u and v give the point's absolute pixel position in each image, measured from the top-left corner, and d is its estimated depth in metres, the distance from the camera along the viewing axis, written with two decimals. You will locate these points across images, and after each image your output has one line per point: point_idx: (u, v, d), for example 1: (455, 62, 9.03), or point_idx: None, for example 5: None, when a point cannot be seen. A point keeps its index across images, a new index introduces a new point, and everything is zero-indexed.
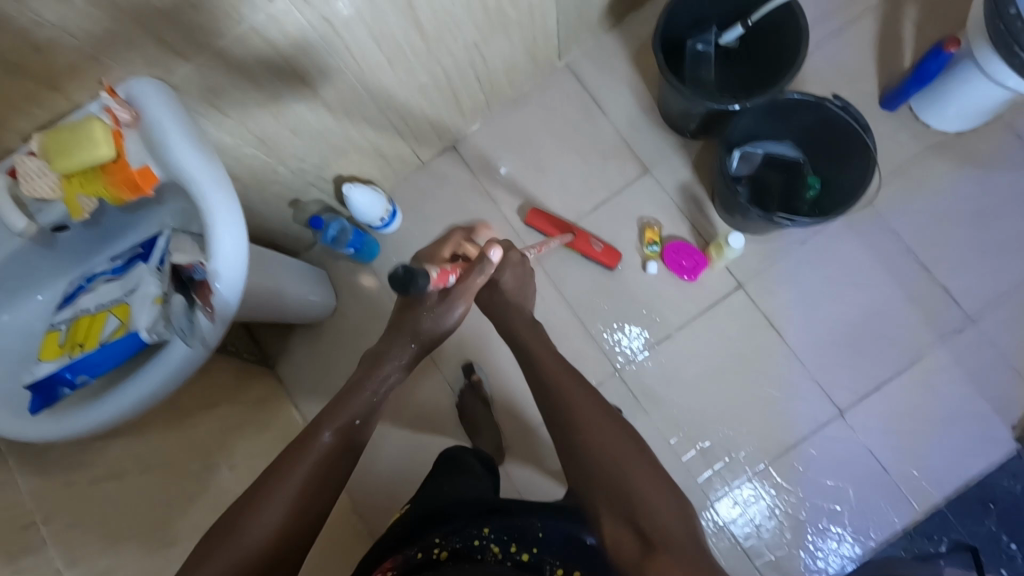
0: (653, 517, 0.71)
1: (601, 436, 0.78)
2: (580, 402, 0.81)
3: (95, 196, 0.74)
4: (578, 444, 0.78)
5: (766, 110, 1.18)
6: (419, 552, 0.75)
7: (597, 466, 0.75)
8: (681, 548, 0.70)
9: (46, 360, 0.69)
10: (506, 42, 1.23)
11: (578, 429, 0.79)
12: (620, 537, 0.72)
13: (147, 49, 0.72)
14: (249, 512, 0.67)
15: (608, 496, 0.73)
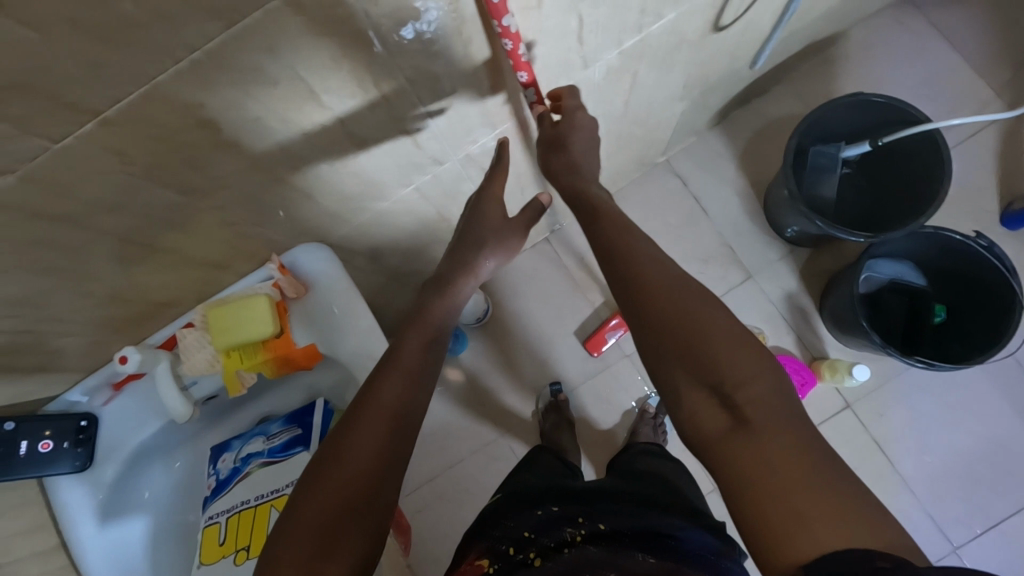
0: (746, 382, 0.48)
1: (668, 284, 0.54)
2: (643, 251, 0.57)
3: (252, 371, 0.69)
4: (633, 297, 0.54)
5: (902, 237, 1.13)
6: (510, 547, 0.59)
7: (662, 322, 0.52)
8: (793, 424, 0.47)
9: (207, 563, 0.64)
10: (624, 151, 1.20)
11: (638, 273, 0.55)
12: (705, 412, 0.50)
13: (319, 220, 0.69)
14: (370, 385, 0.56)
15: (685, 368, 0.51)
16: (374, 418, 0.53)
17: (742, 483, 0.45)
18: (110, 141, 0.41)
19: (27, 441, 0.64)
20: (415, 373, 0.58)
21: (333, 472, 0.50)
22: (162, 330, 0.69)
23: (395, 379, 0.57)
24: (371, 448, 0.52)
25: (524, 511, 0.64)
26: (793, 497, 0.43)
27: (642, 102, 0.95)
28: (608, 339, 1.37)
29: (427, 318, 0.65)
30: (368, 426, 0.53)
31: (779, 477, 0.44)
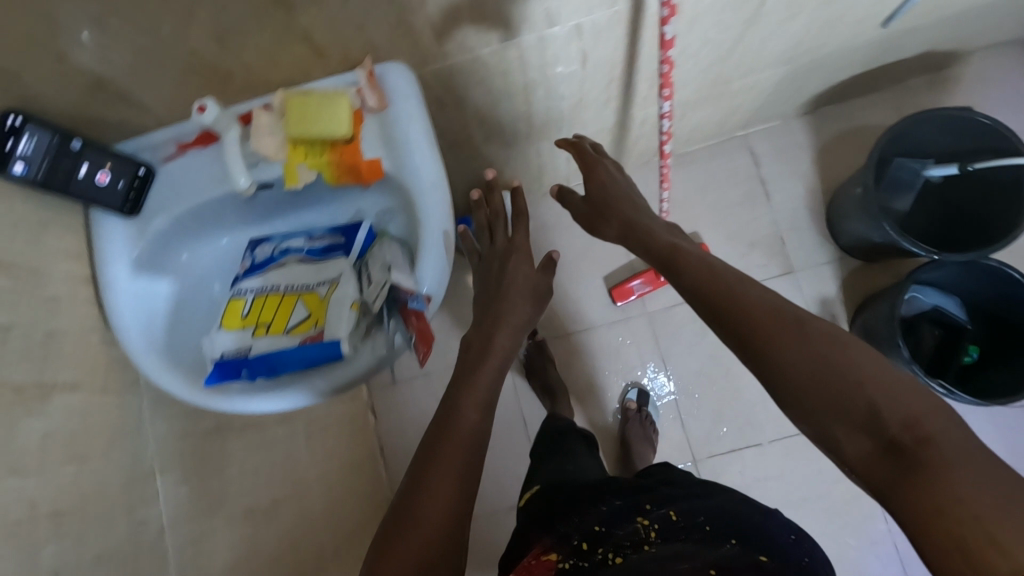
0: (907, 413, 0.45)
1: (789, 335, 0.53)
2: (756, 302, 0.56)
3: (315, 170, 0.70)
4: (762, 361, 0.53)
5: (961, 267, 1.11)
6: (582, 543, 0.61)
7: (797, 380, 0.51)
8: (971, 447, 0.43)
9: (226, 328, 0.66)
10: (710, 109, 1.18)
11: (756, 331, 0.55)
12: (865, 454, 0.47)
13: (420, 45, 0.69)
14: (446, 420, 0.62)
15: (832, 408, 0.49)
16: (459, 445, 0.59)
17: (928, 522, 0.41)
18: None
19: (87, 166, 0.66)
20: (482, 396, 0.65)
21: (422, 496, 0.56)
22: (239, 105, 0.69)
23: (471, 411, 0.63)
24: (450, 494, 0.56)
25: (586, 510, 0.67)
26: (989, 531, 0.38)
27: (754, 44, 0.92)
28: (635, 290, 1.35)
29: (495, 351, 0.71)
30: (443, 465, 0.58)
31: (967, 508, 0.40)
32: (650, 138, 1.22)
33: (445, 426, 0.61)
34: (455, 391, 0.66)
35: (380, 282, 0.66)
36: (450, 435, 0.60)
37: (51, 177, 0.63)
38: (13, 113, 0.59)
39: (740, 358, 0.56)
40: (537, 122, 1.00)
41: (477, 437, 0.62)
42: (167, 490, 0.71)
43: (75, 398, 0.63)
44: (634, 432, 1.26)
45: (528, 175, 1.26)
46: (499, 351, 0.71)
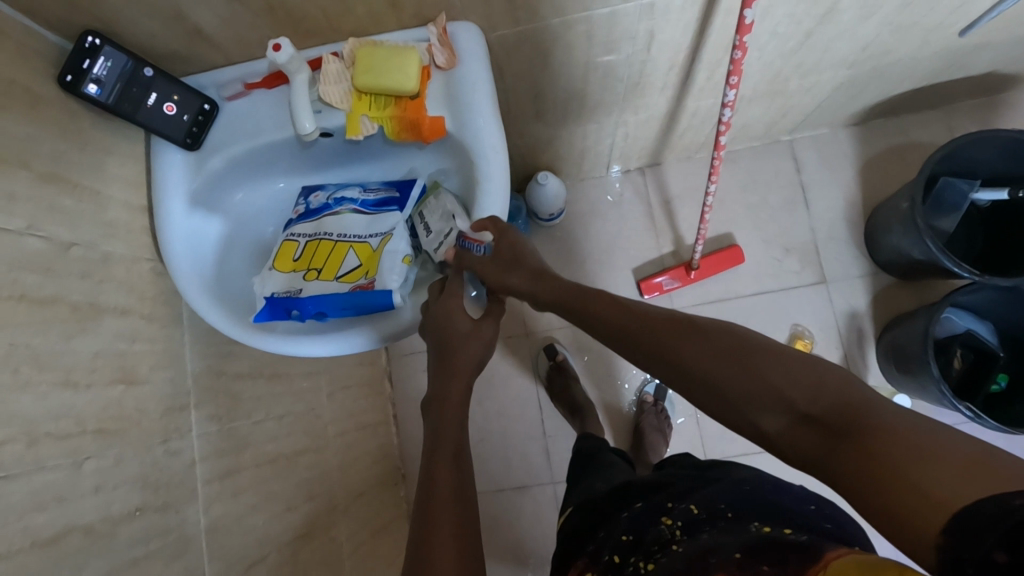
0: (813, 387, 0.45)
1: (692, 337, 0.54)
2: (653, 319, 0.58)
3: (377, 123, 0.70)
4: (673, 369, 0.54)
5: (1001, 292, 1.10)
6: (613, 556, 0.59)
7: (706, 376, 0.51)
8: (883, 405, 0.42)
9: (279, 269, 0.67)
10: (762, 108, 1.17)
11: (661, 339, 0.56)
12: (789, 431, 0.45)
13: (495, 8, 0.68)
14: (432, 467, 0.56)
15: (747, 396, 0.48)
16: (449, 476, 0.55)
17: (860, 482, 0.39)
18: None
19: (156, 95, 0.66)
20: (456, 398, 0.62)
21: (432, 534, 0.50)
22: (310, 51, 0.70)
23: (450, 450, 0.57)
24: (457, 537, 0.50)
25: (614, 521, 0.64)
26: (906, 474, 0.36)
27: (821, 42, 0.91)
28: (663, 285, 1.33)
29: (459, 367, 0.64)
30: (440, 500, 0.52)
31: (890, 458, 0.37)
32: (697, 132, 1.21)
33: (433, 462, 0.57)
34: (433, 434, 0.60)
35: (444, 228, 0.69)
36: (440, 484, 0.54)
37: (121, 101, 0.64)
38: (92, 33, 0.61)
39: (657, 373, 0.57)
40: (591, 102, 0.99)
41: (460, 472, 0.56)
42: (199, 425, 0.72)
43: (124, 323, 0.64)
44: (649, 422, 1.26)
45: (570, 158, 1.25)
46: (463, 367, 0.64)
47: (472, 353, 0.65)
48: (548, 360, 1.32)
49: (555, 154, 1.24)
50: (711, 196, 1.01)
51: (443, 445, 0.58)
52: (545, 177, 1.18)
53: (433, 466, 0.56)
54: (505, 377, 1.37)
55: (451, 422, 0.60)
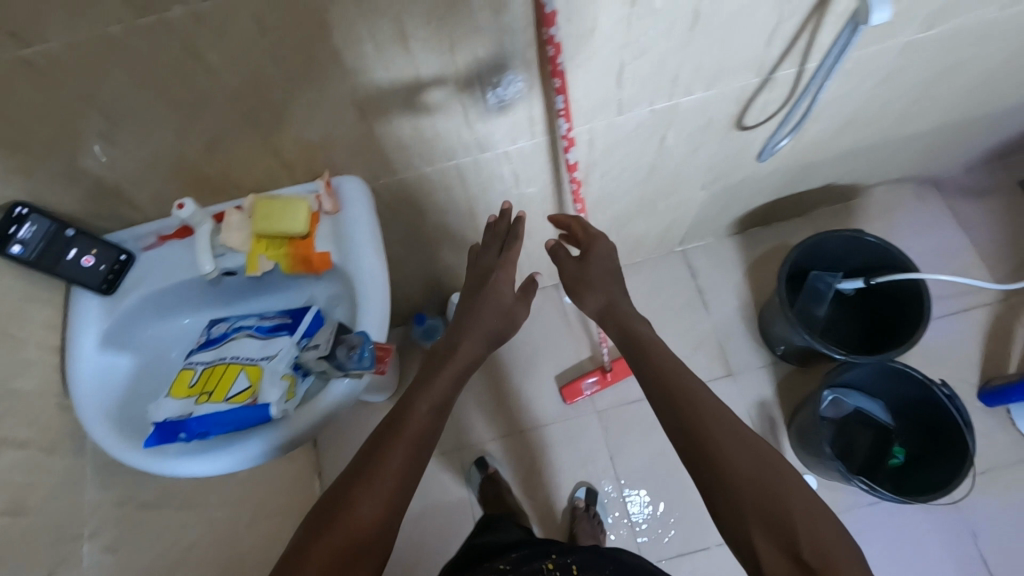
0: (815, 540, 0.57)
1: (742, 443, 0.63)
2: (710, 409, 0.66)
3: (273, 260, 0.81)
4: (706, 457, 0.62)
5: (874, 369, 1.19)
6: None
7: (741, 484, 0.60)
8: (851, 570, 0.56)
9: (174, 396, 0.73)
10: (644, 225, 1.34)
11: (712, 429, 0.64)
12: (774, 561, 0.57)
13: (372, 163, 0.84)
14: (373, 462, 0.64)
15: (760, 516, 0.58)
16: (400, 464, 0.64)
17: None
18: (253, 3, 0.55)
19: (75, 250, 0.75)
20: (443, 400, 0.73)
21: (342, 518, 0.59)
22: (215, 205, 0.83)
23: (396, 454, 0.65)
24: (362, 529, 0.59)
25: (498, 557, 0.73)
26: None
27: (666, 170, 1.09)
28: (584, 389, 1.41)
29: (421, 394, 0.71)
30: (370, 494, 0.61)
31: None
32: None
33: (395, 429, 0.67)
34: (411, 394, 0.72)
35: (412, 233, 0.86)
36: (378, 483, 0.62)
37: (40, 257, 0.72)
38: (20, 204, 0.70)
39: (682, 451, 0.65)
40: (485, 229, 1.14)
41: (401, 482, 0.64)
42: (92, 555, 0.73)
43: (21, 455, 0.68)
44: (581, 527, 1.26)
45: None
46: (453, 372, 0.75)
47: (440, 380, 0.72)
48: (479, 474, 1.34)
49: None
50: None
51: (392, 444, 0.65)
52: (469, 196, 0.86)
53: (376, 462, 0.63)
54: (437, 492, 1.37)
55: (415, 415, 0.69)
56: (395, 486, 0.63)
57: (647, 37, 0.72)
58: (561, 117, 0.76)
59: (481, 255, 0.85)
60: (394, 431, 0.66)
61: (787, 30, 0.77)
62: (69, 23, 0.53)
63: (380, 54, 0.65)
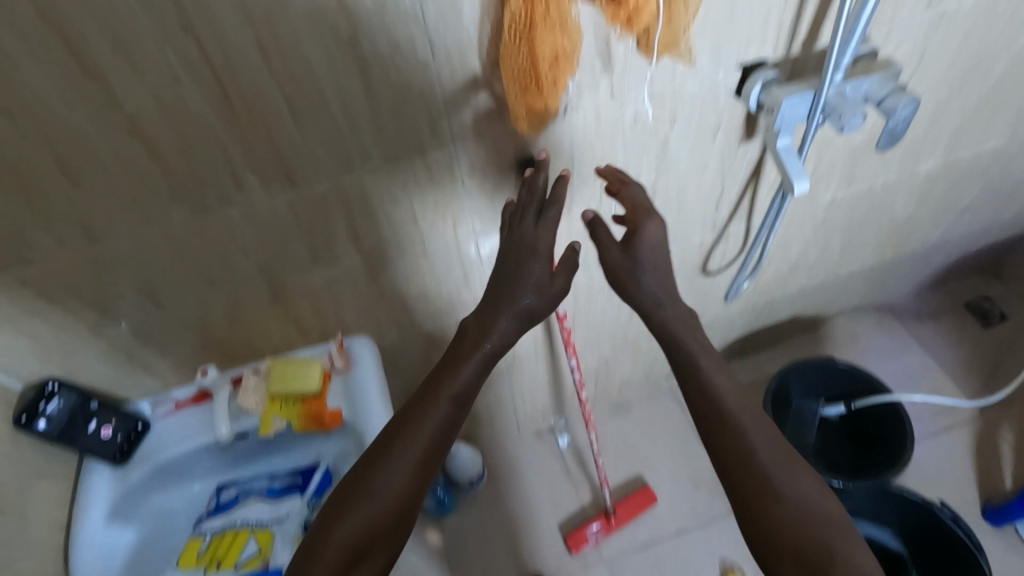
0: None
1: (800, 472, 0.59)
2: (771, 434, 0.60)
3: (286, 419, 0.83)
4: (758, 478, 0.57)
5: (872, 495, 1.21)
6: None
7: (789, 514, 0.56)
8: None
9: (181, 568, 0.73)
10: (630, 364, 1.41)
11: (769, 453, 0.59)
12: None
13: (380, 322, 0.92)
14: (365, 480, 0.57)
15: (790, 542, 0.54)
16: (392, 484, 0.57)
17: None
18: (294, 205, 0.66)
19: (96, 421, 0.79)
20: (452, 403, 0.61)
21: (340, 528, 0.56)
22: (232, 368, 0.88)
23: (408, 464, 0.58)
24: (361, 537, 0.56)
25: None
26: None
27: (645, 313, 1.19)
28: (590, 537, 1.36)
29: (439, 394, 0.60)
30: (373, 506, 0.56)
31: None
32: (586, 385, 1.43)
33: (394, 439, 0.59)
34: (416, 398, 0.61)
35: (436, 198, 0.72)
36: (383, 495, 0.56)
37: (62, 432, 0.75)
38: (52, 380, 0.76)
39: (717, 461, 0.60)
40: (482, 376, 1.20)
41: (410, 496, 0.58)
42: None
43: None
44: None
45: (481, 425, 1.41)
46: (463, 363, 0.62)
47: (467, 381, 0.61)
48: None
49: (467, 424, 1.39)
50: (593, 441, 1.24)
51: (405, 452, 0.58)
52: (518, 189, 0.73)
53: (387, 470, 0.57)
54: None
55: (416, 425, 0.59)
56: (405, 500, 0.57)
57: (616, 207, 0.86)
58: None
59: (517, 221, 0.67)
60: (408, 437, 0.59)
61: (729, 195, 0.93)
62: (140, 229, 0.63)
63: (395, 235, 0.76)
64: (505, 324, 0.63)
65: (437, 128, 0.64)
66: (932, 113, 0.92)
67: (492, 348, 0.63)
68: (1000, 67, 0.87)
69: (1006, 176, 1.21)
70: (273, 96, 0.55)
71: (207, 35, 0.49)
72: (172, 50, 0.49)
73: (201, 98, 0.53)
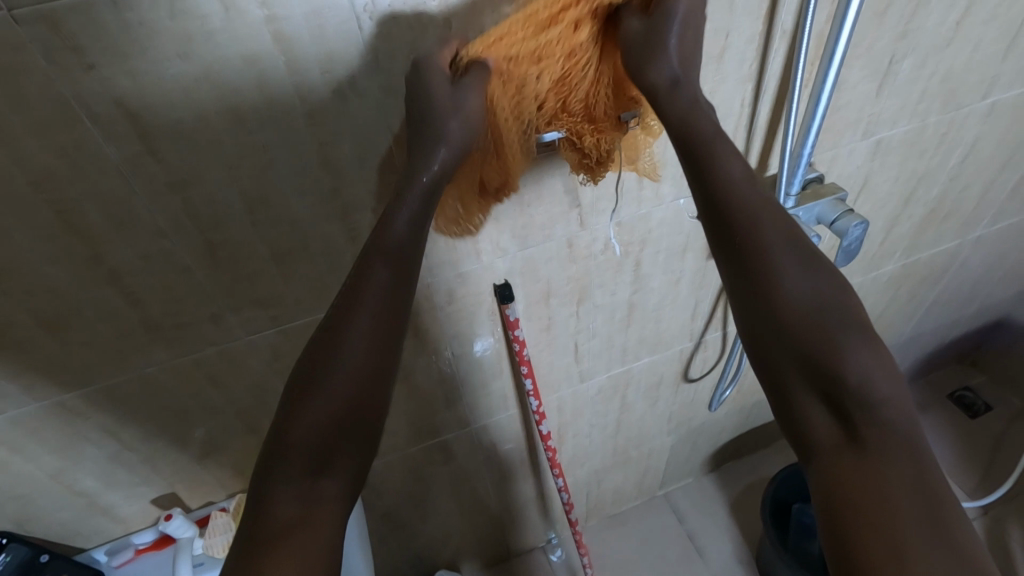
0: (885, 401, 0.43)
1: (799, 259, 0.46)
2: (778, 221, 0.47)
3: None
4: (752, 294, 0.46)
5: None
6: None
7: (790, 326, 0.45)
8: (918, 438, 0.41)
9: None
10: (622, 474, 1.36)
11: (774, 242, 0.46)
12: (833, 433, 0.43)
13: None
14: (313, 367, 0.46)
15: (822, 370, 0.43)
16: (330, 359, 0.46)
17: (861, 513, 0.39)
18: (274, 341, 0.66)
19: None
20: (396, 264, 0.48)
21: (295, 426, 0.45)
22: (198, 511, 0.82)
23: (355, 338, 0.46)
24: (324, 428, 0.45)
25: None
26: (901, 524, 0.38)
27: (633, 422, 1.17)
28: None
29: (376, 250, 0.48)
30: (327, 392, 0.45)
31: (896, 504, 0.39)
32: (577, 500, 1.36)
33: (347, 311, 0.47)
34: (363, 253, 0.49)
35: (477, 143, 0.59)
36: (333, 377, 0.45)
37: None
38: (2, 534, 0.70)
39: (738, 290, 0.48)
40: (468, 496, 1.14)
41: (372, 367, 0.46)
42: None
43: None
44: None
45: (469, 548, 1.32)
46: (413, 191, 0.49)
47: (409, 222, 0.48)
48: None
49: (454, 548, 1.31)
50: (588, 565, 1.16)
51: (351, 322, 0.46)
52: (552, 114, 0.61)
53: (332, 345, 0.46)
54: None
55: (362, 288, 0.47)
56: (353, 381, 0.46)
57: (594, 324, 0.87)
58: (530, 395, 0.86)
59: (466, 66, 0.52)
60: (346, 307, 0.47)
61: (703, 307, 0.96)
62: (114, 374, 0.62)
63: None
64: (444, 157, 0.50)
65: None
66: (883, 225, 0.98)
67: (441, 167, 0.50)
68: (938, 184, 0.95)
69: (966, 275, 1.27)
70: (257, 245, 0.56)
71: (195, 196, 0.51)
72: (157, 208, 0.50)
73: (186, 250, 0.54)
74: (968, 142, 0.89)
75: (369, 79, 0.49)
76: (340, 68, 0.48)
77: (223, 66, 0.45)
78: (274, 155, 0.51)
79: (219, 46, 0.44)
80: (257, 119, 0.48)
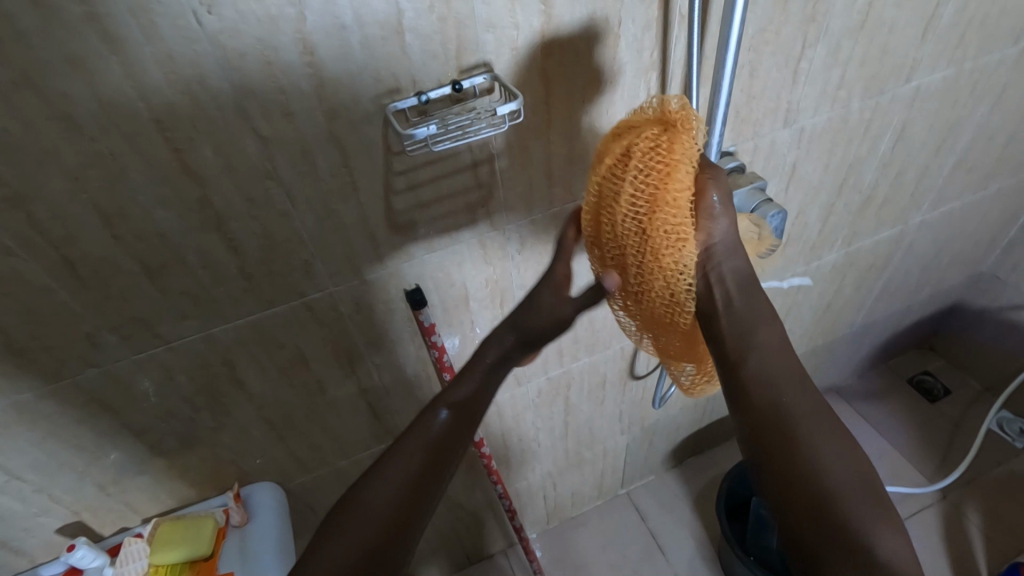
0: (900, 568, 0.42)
1: (825, 438, 0.48)
2: (792, 385, 0.51)
3: None
4: (761, 456, 0.49)
5: None
6: None
7: (799, 495, 0.46)
8: None
9: None
10: (579, 476, 1.34)
11: (787, 407, 0.50)
12: None
13: (284, 465, 0.84)
14: (360, 506, 0.51)
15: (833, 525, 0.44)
16: (385, 500, 0.51)
17: None
18: (163, 359, 0.62)
19: None
20: (458, 425, 0.56)
21: (327, 554, 0.49)
22: (110, 539, 0.77)
23: (404, 480, 0.52)
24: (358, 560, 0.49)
25: None
26: None
27: (581, 423, 1.14)
28: None
29: (438, 408, 0.56)
30: (367, 530, 0.50)
31: None
32: (534, 503, 1.34)
33: (392, 461, 0.54)
34: (425, 412, 0.56)
35: (465, 118, 0.53)
36: (372, 515, 0.51)
37: None
38: None
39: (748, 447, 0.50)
40: None
41: (411, 518, 0.52)
42: None
43: None
44: None
45: (424, 556, 1.29)
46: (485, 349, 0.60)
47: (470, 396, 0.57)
48: None
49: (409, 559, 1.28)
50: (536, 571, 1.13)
51: (401, 470, 0.53)
52: (469, 75, 0.54)
53: (380, 489, 0.52)
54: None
55: (418, 443, 0.54)
56: (402, 516, 0.51)
57: None
58: None
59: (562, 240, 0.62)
60: (400, 460, 0.54)
61: None
62: None
63: (289, 379, 0.72)
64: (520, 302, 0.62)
65: (311, 270, 0.62)
66: (819, 215, 0.96)
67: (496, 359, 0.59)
68: (870, 170, 0.93)
69: (913, 261, 1.25)
70: (123, 259, 0.53)
71: (39, 209, 0.47)
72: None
73: (42, 268, 0.51)
74: (895, 128, 0.88)
75: (221, 78, 0.46)
76: (185, 68, 0.44)
77: (45, 70, 0.41)
78: (125, 163, 0.47)
79: (34, 48, 0.40)
80: (96, 125, 0.45)
